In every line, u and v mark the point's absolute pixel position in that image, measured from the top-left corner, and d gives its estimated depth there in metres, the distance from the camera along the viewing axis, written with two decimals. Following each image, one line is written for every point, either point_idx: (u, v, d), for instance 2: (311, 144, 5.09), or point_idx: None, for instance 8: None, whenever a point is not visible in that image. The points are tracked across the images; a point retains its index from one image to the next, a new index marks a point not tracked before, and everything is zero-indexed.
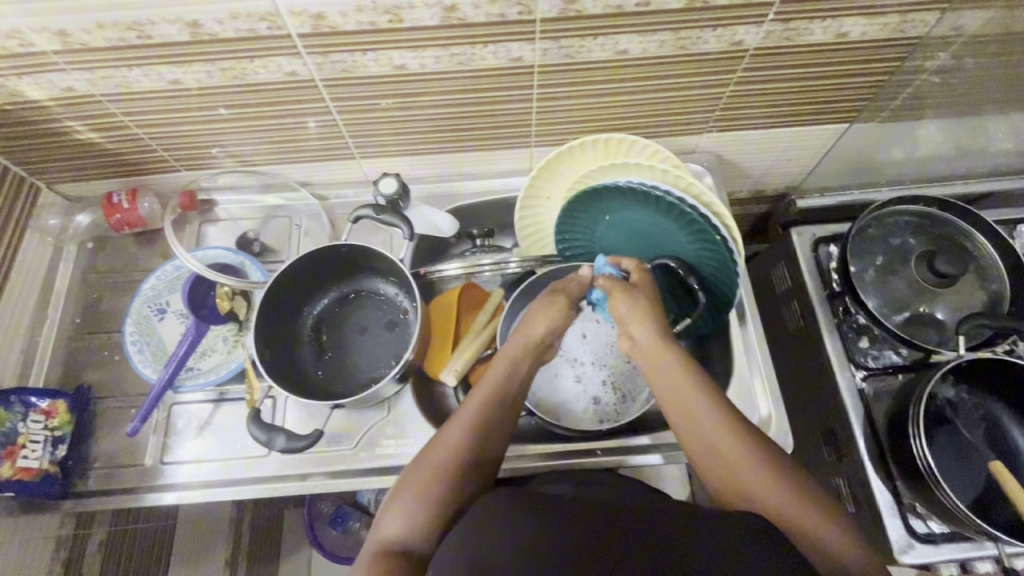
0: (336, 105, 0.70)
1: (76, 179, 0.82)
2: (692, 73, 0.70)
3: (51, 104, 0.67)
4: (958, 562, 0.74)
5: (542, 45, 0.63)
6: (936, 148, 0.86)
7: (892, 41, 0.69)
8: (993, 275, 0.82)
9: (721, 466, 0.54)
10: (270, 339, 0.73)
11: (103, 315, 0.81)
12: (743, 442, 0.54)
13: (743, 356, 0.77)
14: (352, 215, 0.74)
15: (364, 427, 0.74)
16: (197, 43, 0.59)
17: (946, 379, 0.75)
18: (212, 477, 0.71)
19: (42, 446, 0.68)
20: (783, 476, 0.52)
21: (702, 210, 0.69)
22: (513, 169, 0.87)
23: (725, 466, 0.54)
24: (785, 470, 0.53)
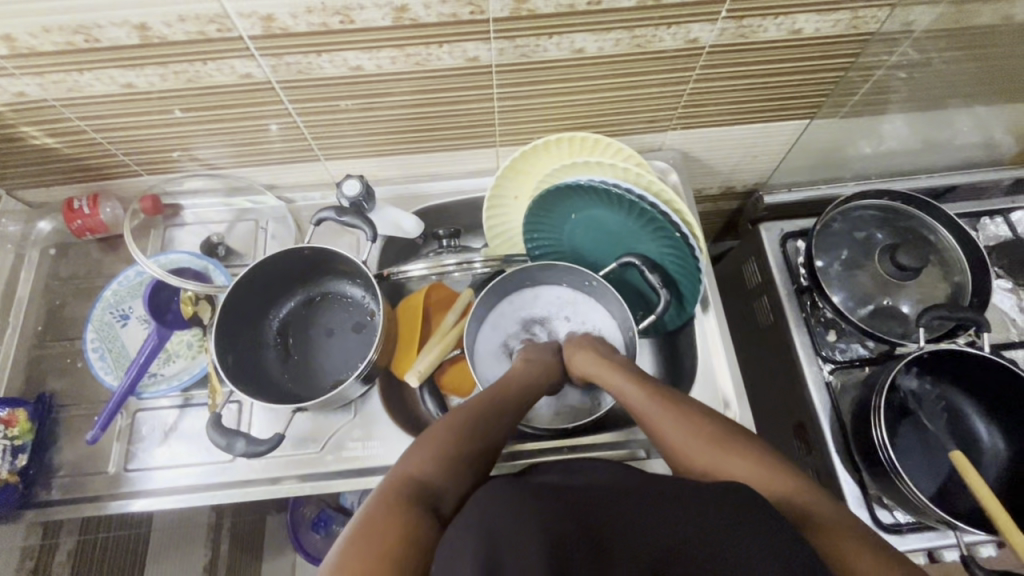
0: (295, 107, 0.70)
1: (35, 185, 0.81)
2: (651, 70, 0.70)
3: (3, 109, 0.66)
4: (923, 551, 0.74)
5: (498, 45, 0.63)
6: (898, 142, 0.87)
7: (847, 37, 0.70)
8: (955, 267, 0.83)
9: (685, 458, 0.57)
10: (232, 343, 0.72)
11: (66, 322, 0.80)
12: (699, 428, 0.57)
13: (710, 352, 0.78)
14: (314, 218, 0.73)
15: (331, 430, 0.73)
16: (147, 46, 0.59)
17: (908, 370, 0.76)
18: (176, 483, 0.71)
19: (2, 456, 0.67)
20: (745, 451, 0.54)
21: (662, 207, 0.70)
22: (480, 169, 0.87)
23: (687, 453, 0.57)
24: (746, 445, 0.55)
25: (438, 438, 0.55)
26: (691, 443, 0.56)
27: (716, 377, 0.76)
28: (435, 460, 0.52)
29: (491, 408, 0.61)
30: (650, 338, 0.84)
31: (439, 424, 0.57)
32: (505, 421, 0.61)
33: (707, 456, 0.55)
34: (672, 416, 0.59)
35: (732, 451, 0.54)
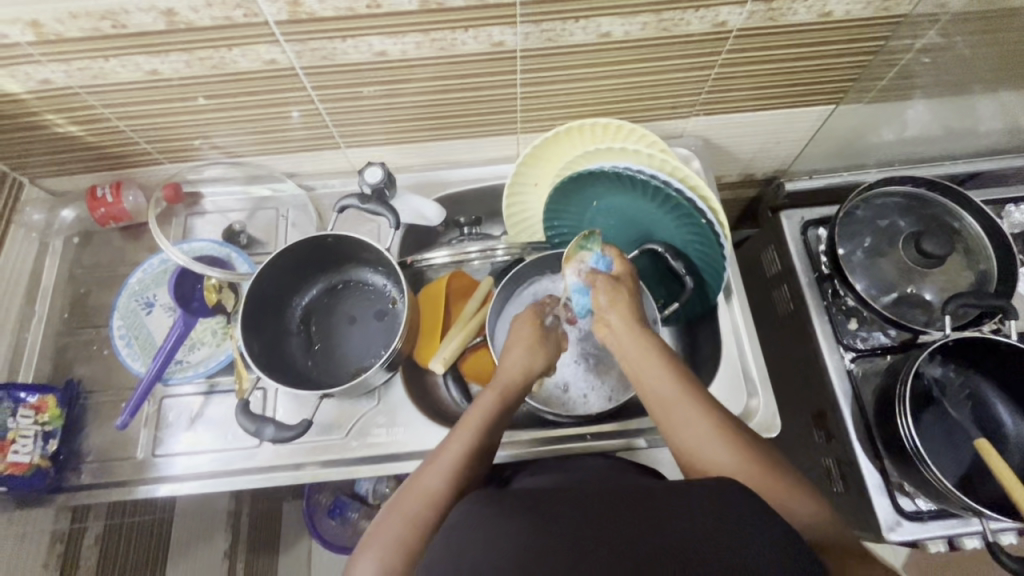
0: (318, 94, 0.70)
1: (59, 174, 0.81)
2: (677, 55, 0.69)
3: (29, 97, 0.66)
4: (945, 538, 0.74)
5: (523, 29, 0.62)
6: (923, 129, 0.86)
7: (877, 20, 0.69)
8: (980, 254, 0.82)
9: (686, 446, 0.53)
10: (257, 331, 0.73)
11: (91, 309, 0.81)
12: (710, 417, 0.54)
13: (733, 340, 0.78)
14: (337, 205, 0.74)
15: (355, 416, 0.74)
16: (173, 32, 0.58)
17: (932, 358, 0.75)
18: (203, 468, 0.71)
19: (33, 441, 0.68)
20: (747, 450, 0.52)
21: (688, 194, 0.69)
22: (500, 156, 0.87)
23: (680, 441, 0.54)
24: (747, 441, 0.53)
25: (426, 503, 0.52)
26: (700, 431, 0.53)
27: (737, 365, 0.76)
28: (425, 532, 0.51)
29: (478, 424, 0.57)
30: (671, 327, 0.83)
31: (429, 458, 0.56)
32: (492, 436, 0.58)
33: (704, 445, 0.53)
34: (684, 399, 0.56)
35: (739, 446, 0.52)
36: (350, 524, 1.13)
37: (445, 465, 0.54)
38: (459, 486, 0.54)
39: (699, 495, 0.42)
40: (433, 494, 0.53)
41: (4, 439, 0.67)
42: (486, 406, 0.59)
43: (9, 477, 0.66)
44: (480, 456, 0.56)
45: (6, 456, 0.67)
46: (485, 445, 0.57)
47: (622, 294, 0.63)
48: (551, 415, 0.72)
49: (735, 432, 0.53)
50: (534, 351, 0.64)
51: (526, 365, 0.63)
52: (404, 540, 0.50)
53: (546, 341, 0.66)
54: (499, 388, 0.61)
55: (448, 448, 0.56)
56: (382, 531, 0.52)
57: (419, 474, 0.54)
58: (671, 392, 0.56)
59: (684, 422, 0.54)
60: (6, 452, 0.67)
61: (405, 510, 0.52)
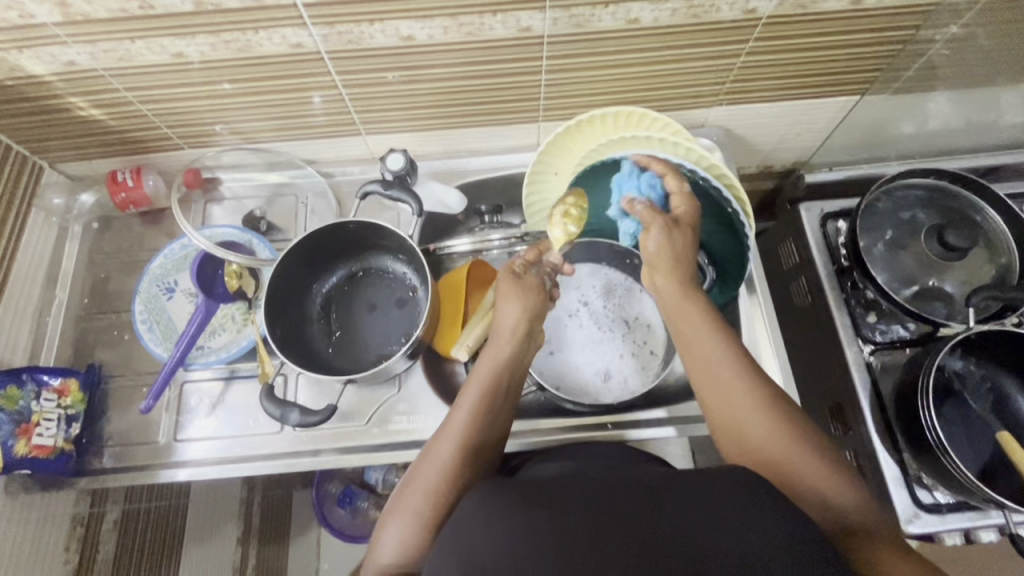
0: (342, 80, 0.69)
1: (79, 158, 0.81)
2: (704, 41, 0.69)
3: (53, 79, 0.66)
4: (962, 531, 0.74)
5: (552, 14, 0.62)
6: (946, 122, 0.85)
7: (907, 8, 0.68)
8: (1002, 248, 0.81)
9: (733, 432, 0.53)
10: (279, 315, 0.73)
11: (111, 294, 0.81)
12: (759, 402, 0.53)
13: (753, 331, 0.78)
14: (359, 191, 0.73)
15: (375, 403, 0.74)
16: (200, 13, 0.58)
17: (953, 352, 0.74)
18: (223, 453, 0.72)
19: (57, 424, 0.68)
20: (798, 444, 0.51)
21: (714, 182, 0.68)
22: (520, 145, 0.87)
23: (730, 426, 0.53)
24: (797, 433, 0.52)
25: (440, 476, 0.52)
26: (749, 415, 0.53)
27: (760, 355, 0.77)
28: (443, 503, 0.51)
29: (479, 401, 0.56)
30: None
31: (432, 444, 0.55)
32: (496, 411, 0.57)
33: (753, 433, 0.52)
34: (737, 380, 0.54)
35: (780, 432, 0.52)
36: (359, 513, 1.14)
37: (455, 435, 0.54)
38: (471, 453, 0.54)
39: (713, 490, 0.41)
40: (445, 466, 0.53)
41: (28, 421, 0.67)
42: (488, 372, 0.58)
43: (33, 459, 0.66)
44: (490, 422, 0.56)
45: (31, 438, 0.66)
46: (495, 410, 0.57)
47: (673, 240, 0.60)
48: (571, 402, 0.73)
49: (780, 415, 0.52)
50: (516, 301, 0.61)
51: (510, 322, 0.60)
52: (422, 512, 0.51)
53: (528, 293, 0.62)
54: (493, 349, 0.60)
55: (455, 418, 0.56)
56: (400, 506, 0.52)
57: (430, 448, 0.55)
58: (720, 374, 0.54)
59: (735, 405, 0.53)
60: (31, 434, 0.67)
61: (421, 483, 0.52)
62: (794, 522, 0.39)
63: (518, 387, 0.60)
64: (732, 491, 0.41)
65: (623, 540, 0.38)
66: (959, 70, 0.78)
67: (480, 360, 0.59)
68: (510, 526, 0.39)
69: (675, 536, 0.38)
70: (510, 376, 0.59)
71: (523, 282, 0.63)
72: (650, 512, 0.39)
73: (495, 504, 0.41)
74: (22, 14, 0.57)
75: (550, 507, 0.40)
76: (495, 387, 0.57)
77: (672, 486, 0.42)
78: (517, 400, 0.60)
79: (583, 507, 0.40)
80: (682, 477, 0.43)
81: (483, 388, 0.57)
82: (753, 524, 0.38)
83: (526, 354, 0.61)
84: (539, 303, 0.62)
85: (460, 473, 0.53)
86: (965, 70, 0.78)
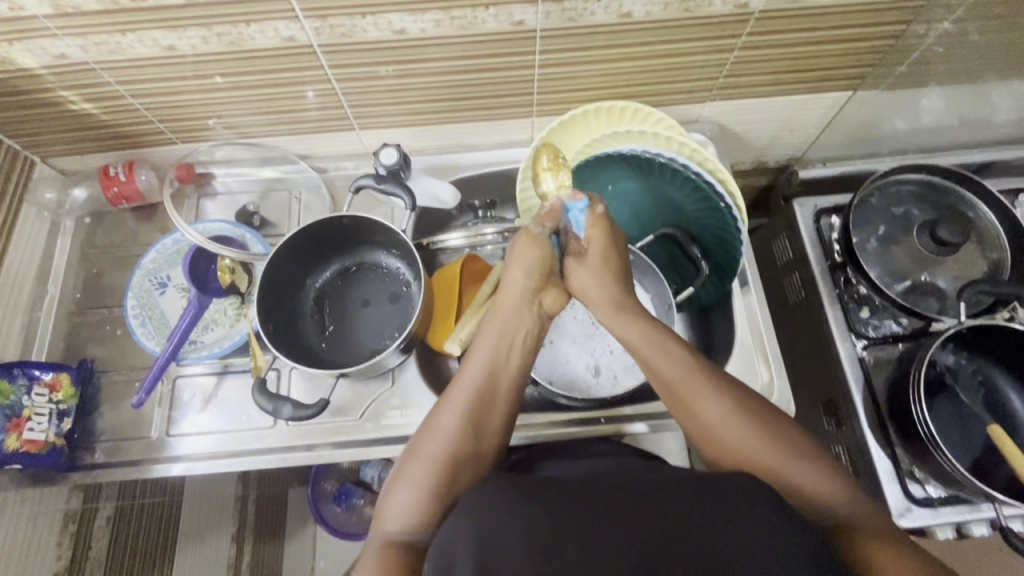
0: (335, 74, 0.69)
1: (72, 153, 0.81)
2: (697, 36, 0.69)
3: (45, 72, 0.66)
4: (954, 525, 0.74)
5: (545, 8, 0.62)
6: (938, 118, 0.85)
7: (899, 3, 0.68)
8: (994, 243, 0.81)
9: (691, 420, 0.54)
10: (274, 309, 0.73)
11: (103, 289, 0.81)
12: (738, 416, 0.52)
13: (746, 324, 0.78)
14: (353, 184, 0.74)
15: (368, 399, 0.74)
16: (192, 6, 0.58)
17: (945, 346, 0.75)
18: (216, 449, 0.71)
19: (48, 419, 0.68)
20: (750, 419, 0.52)
21: (707, 176, 0.68)
22: (513, 140, 0.87)
23: (689, 412, 0.54)
24: (751, 412, 0.53)
25: (443, 444, 0.52)
26: (728, 429, 0.52)
27: (753, 349, 0.77)
28: (446, 469, 0.51)
29: (484, 363, 0.56)
30: (683, 313, 0.83)
31: (435, 414, 0.55)
32: (506, 369, 0.57)
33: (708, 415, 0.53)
34: (709, 397, 0.54)
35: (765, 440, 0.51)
36: (355, 511, 1.13)
37: (458, 403, 0.54)
38: (475, 422, 0.54)
39: (699, 492, 0.41)
40: (448, 434, 0.53)
41: (19, 416, 0.67)
42: (493, 331, 0.58)
43: (25, 454, 0.66)
44: (495, 390, 0.56)
45: (22, 433, 0.66)
46: (498, 375, 0.57)
47: (591, 268, 0.61)
48: (566, 397, 0.72)
49: (759, 423, 0.52)
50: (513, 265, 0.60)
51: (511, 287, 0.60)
52: (426, 481, 0.51)
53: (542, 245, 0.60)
54: (498, 311, 0.59)
55: (458, 386, 0.56)
56: (405, 474, 0.52)
57: (436, 419, 0.54)
58: (692, 393, 0.54)
59: (713, 424, 0.53)
60: (22, 429, 0.66)
61: (426, 453, 0.52)
62: (783, 524, 0.39)
63: (530, 351, 0.60)
64: (717, 489, 0.41)
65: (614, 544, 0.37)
66: (951, 66, 0.78)
67: (487, 325, 0.59)
68: (499, 522, 0.39)
69: (666, 539, 0.38)
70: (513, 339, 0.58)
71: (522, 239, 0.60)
72: (639, 514, 0.39)
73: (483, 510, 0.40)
74: (12, 7, 0.57)
75: (535, 506, 0.40)
76: (501, 348, 0.57)
77: (659, 489, 0.42)
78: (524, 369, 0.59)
79: (573, 510, 0.39)
80: (673, 480, 0.43)
81: (488, 355, 0.57)
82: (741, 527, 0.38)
83: (534, 316, 0.60)
84: (548, 259, 0.60)
85: (462, 442, 0.53)
86: (957, 66, 0.78)
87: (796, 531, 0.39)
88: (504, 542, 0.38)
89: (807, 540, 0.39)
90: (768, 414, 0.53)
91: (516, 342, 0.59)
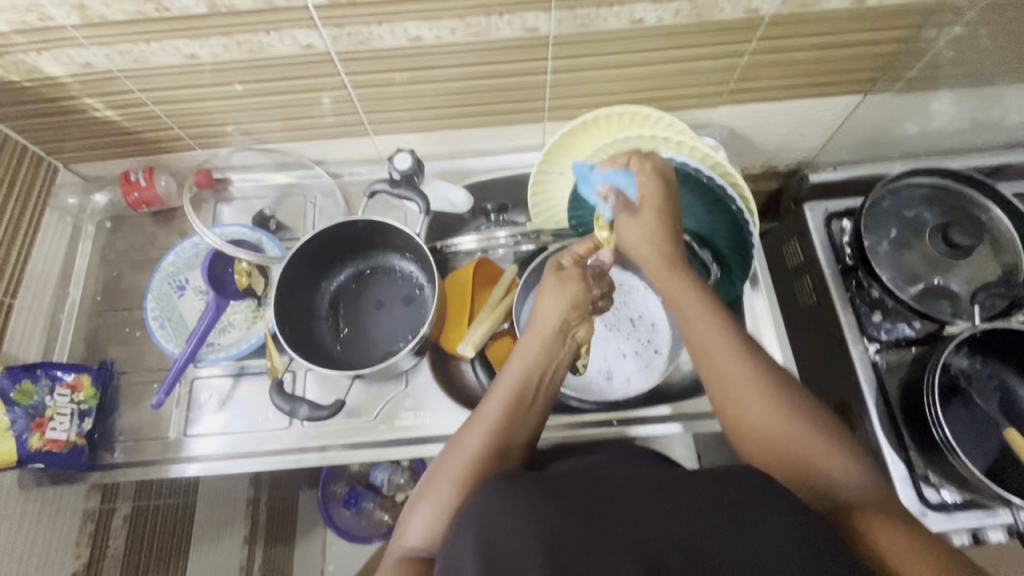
0: (351, 80, 0.70)
1: (93, 159, 0.83)
2: (708, 41, 0.70)
3: (70, 80, 0.67)
4: (971, 530, 0.73)
5: (558, 15, 0.63)
6: (950, 122, 0.86)
7: (910, 8, 0.68)
8: (1009, 247, 0.81)
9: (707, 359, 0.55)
10: (288, 313, 0.74)
11: (123, 292, 0.82)
12: (759, 385, 0.52)
13: (757, 329, 0.78)
14: (369, 190, 0.75)
15: (384, 399, 0.75)
16: (214, 15, 0.59)
17: (959, 349, 0.74)
18: (232, 449, 0.72)
19: (69, 418, 0.69)
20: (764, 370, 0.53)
21: (718, 180, 0.68)
22: (526, 145, 0.88)
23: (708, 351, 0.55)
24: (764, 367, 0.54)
25: (466, 466, 0.52)
26: (745, 394, 0.53)
27: (764, 351, 0.77)
28: (468, 491, 0.50)
29: (512, 393, 0.55)
30: None
31: (459, 439, 0.54)
32: (535, 399, 0.56)
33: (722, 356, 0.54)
34: (738, 364, 0.54)
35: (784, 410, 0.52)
36: (365, 514, 1.13)
37: (484, 426, 0.54)
38: (499, 447, 0.53)
39: (712, 487, 0.41)
40: (471, 457, 0.52)
41: (42, 415, 0.68)
42: (523, 363, 0.57)
43: (47, 453, 0.67)
44: (519, 419, 0.55)
45: (44, 432, 0.67)
46: (524, 402, 0.55)
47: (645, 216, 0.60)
48: (575, 398, 0.75)
49: (780, 394, 0.52)
50: (554, 297, 0.58)
51: (546, 316, 0.58)
52: (447, 500, 0.50)
53: (568, 285, 0.59)
54: (525, 345, 0.58)
55: (485, 413, 0.55)
56: (427, 492, 0.52)
57: (460, 442, 0.54)
58: (721, 358, 0.54)
59: (734, 389, 0.53)
60: (44, 428, 0.68)
61: (449, 471, 0.52)
62: (794, 519, 0.40)
63: (558, 384, 0.59)
64: (734, 485, 0.42)
65: (628, 540, 0.38)
66: (963, 69, 0.79)
67: (517, 356, 0.57)
68: (514, 516, 0.39)
69: (683, 534, 0.38)
70: (546, 368, 0.57)
71: (564, 277, 0.60)
72: (652, 510, 0.40)
73: (495, 503, 0.40)
74: (41, 17, 0.58)
75: (554, 501, 0.40)
76: (531, 381, 0.56)
77: (670, 483, 0.42)
78: (551, 399, 0.59)
79: (590, 506, 0.40)
80: (688, 474, 0.43)
81: (515, 385, 0.56)
82: (756, 528, 0.39)
83: (563, 354, 0.59)
84: (580, 292, 0.59)
85: (485, 465, 0.52)
86: (968, 70, 0.78)
87: (813, 530, 0.39)
88: (522, 536, 0.38)
89: (822, 538, 0.39)
90: (792, 385, 0.54)
91: (544, 377, 0.57)
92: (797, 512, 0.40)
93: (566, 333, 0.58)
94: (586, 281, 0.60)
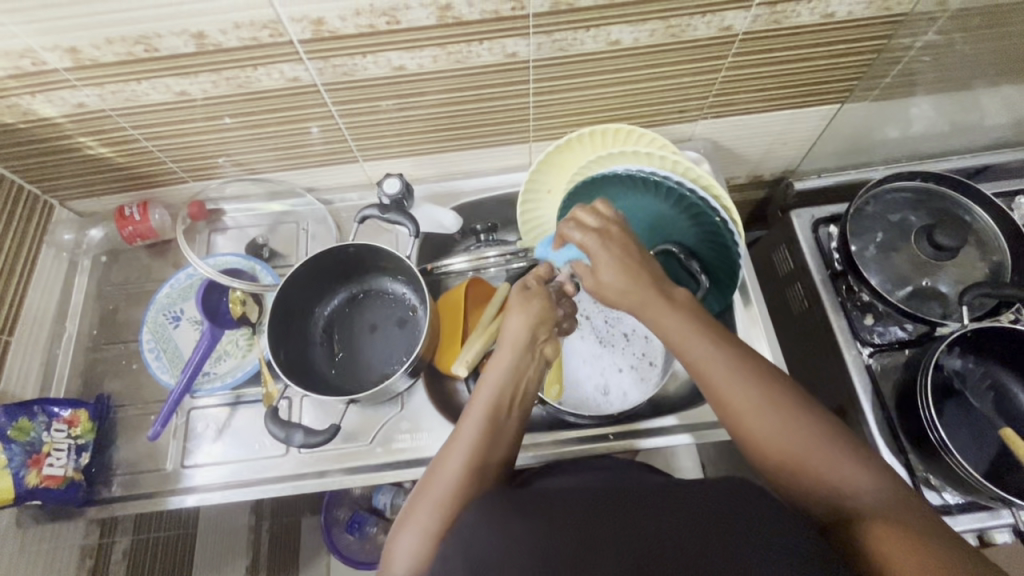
0: (338, 110, 0.72)
1: (88, 195, 0.84)
2: (684, 59, 0.71)
3: (63, 120, 0.69)
4: (975, 532, 0.73)
5: (536, 40, 0.65)
6: (929, 126, 0.87)
7: (879, 19, 0.71)
8: (993, 246, 0.82)
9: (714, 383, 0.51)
10: (283, 339, 0.74)
11: (119, 325, 0.83)
12: (770, 406, 0.48)
13: (749, 338, 0.78)
14: (358, 215, 0.76)
15: (380, 422, 0.75)
16: (202, 54, 0.61)
17: (951, 350, 0.75)
18: (230, 478, 0.72)
19: (66, 454, 0.70)
20: (775, 396, 0.49)
21: (701, 193, 0.69)
22: (513, 165, 0.89)
23: (716, 384, 0.51)
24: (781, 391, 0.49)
25: (450, 489, 0.51)
26: (747, 414, 0.49)
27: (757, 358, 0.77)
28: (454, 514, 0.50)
29: (484, 412, 0.55)
30: None
31: (435, 464, 0.54)
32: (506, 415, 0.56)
33: (729, 380, 0.50)
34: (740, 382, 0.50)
35: (799, 436, 0.47)
36: (367, 539, 1.12)
37: (463, 447, 0.54)
38: (479, 471, 0.53)
39: (700, 497, 0.42)
40: (452, 480, 0.52)
41: (38, 452, 0.68)
42: (493, 383, 0.57)
43: (44, 489, 0.67)
44: (495, 435, 0.55)
45: (41, 468, 0.67)
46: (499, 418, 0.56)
47: (614, 279, 0.55)
48: (572, 415, 0.74)
49: (787, 412, 0.48)
50: (521, 316, 0.59)
51: (517, 331, 0.58)
52: (433, 526, 0.50)
53: (529, 304, 0.60)
54: (497, 360, 0.58)
55: (462, 434, 0.55)
56: (411, 518, 0.51)
57: (437, 467, 0.54)
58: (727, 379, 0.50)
59: (737, 410, 0.49)
60: (41, 464, 0.68)
61: (431, 497, 0.52)
62: (782, 517, 0.40)
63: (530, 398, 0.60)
64: (720, 493, 0.42)
65: (614, 552, 0.38)
66: (938, 75, 0.80)
67: (488, 373, 0.58)
68: (500, 534, 0.40)
69: (670, 541, 0.39)
70: (518, 382, 0.58)
71: (528, 296, 0.61)
72: (640, 525, 0.40)
73: (485, 520, 0.41)
74: (35, 62, 0.60)
75: (541, 516, 0.41)
76: (502, 399, 0.56)
77: (665, 496, 0.42)
78: (524, 415, 0.59)
79: (577, 520, 0.40)
80: (677, 488, 0.43)
81: (489, 404, 0.56)
82: (747, 534, 0.39)
83: (533, 366, 0.60)
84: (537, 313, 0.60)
85: (465, 486, 0.52)
86: (941, 77, 0.80)
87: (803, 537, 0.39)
88: (509, 552, 0.39)
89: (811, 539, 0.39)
90: (803, 402, 0.49)
91: (514, 393, 0.57)
92: (785, 520, 0.40)
93: (534, 348, 0.60)
94: (550, 299, 0.62)
